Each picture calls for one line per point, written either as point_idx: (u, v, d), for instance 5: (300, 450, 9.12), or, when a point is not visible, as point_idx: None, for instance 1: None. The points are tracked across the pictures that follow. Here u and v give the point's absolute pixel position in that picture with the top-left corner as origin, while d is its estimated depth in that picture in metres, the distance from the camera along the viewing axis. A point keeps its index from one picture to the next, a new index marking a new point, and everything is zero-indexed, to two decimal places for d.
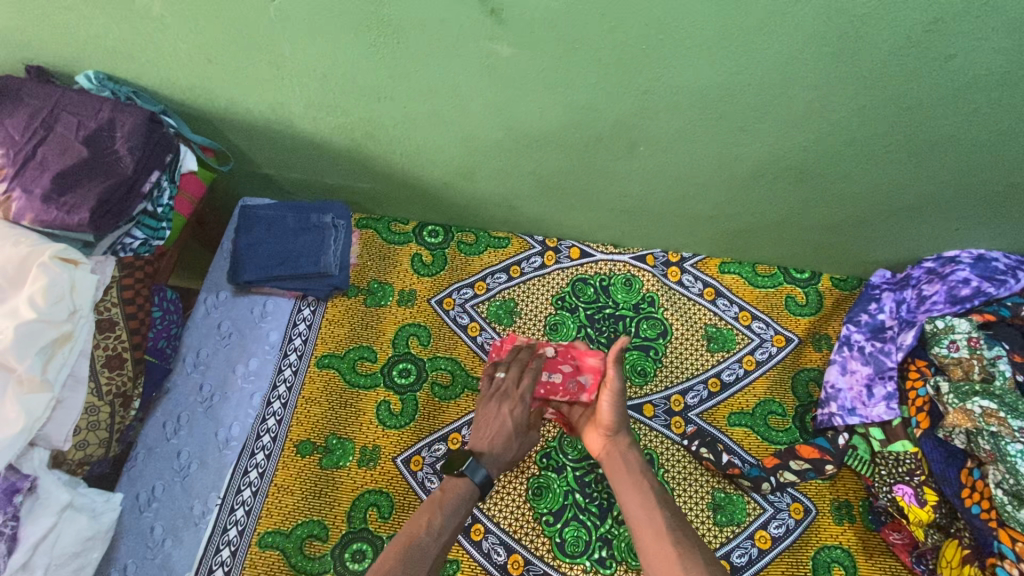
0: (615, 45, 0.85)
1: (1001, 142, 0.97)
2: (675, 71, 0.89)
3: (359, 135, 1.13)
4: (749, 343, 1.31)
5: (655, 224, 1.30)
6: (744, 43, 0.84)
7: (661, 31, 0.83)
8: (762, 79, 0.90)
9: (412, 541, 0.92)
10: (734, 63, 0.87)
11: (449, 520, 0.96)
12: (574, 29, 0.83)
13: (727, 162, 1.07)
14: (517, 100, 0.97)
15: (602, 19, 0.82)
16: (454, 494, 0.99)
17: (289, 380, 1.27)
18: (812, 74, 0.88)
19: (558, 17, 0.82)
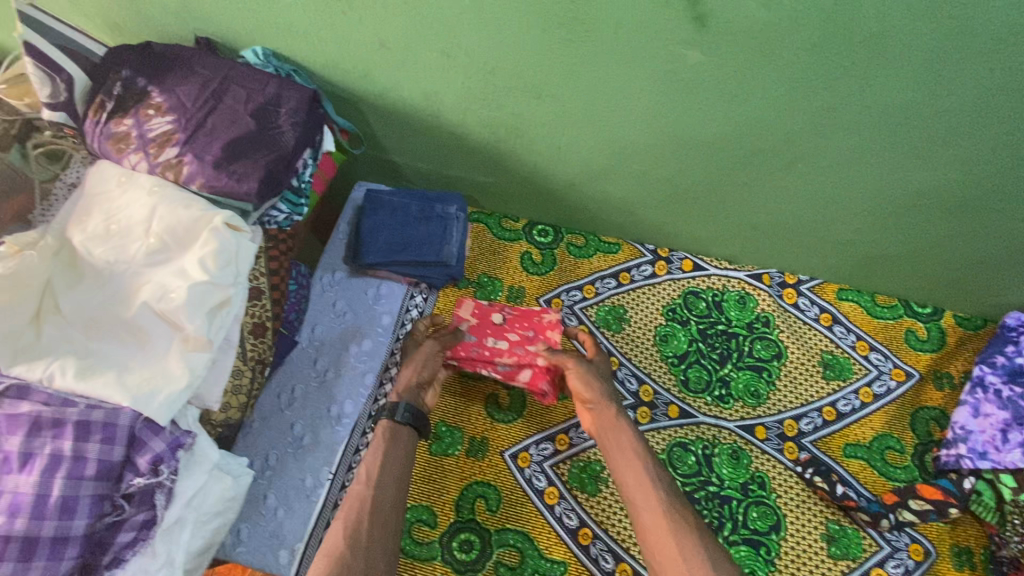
0: (818, 57, 0.83)
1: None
2: (869, 88, 0.87)
3: (504, 130, 1.14)
4: (867, 374, 1.28)
5: (780, 244, 1.28)
6: (954, 66, 0.81)
7: (869, 49, 0.81)
8: (956, 106, 0.87)
9: (351, 495, 0.97)
10: (932, 87, 0.85)
11: (389, 469, 1.01)
12: (777, 41, 0.81)
13: (883, 188, 1.05)
14: (687, 110, 0.96)
15: (811, 34, 0.80)
16: (383, 447, 1.04)
17: (401, 364, 1.28)
18: (1011, 106, 0.86)
19: (769, 27, 0.79)
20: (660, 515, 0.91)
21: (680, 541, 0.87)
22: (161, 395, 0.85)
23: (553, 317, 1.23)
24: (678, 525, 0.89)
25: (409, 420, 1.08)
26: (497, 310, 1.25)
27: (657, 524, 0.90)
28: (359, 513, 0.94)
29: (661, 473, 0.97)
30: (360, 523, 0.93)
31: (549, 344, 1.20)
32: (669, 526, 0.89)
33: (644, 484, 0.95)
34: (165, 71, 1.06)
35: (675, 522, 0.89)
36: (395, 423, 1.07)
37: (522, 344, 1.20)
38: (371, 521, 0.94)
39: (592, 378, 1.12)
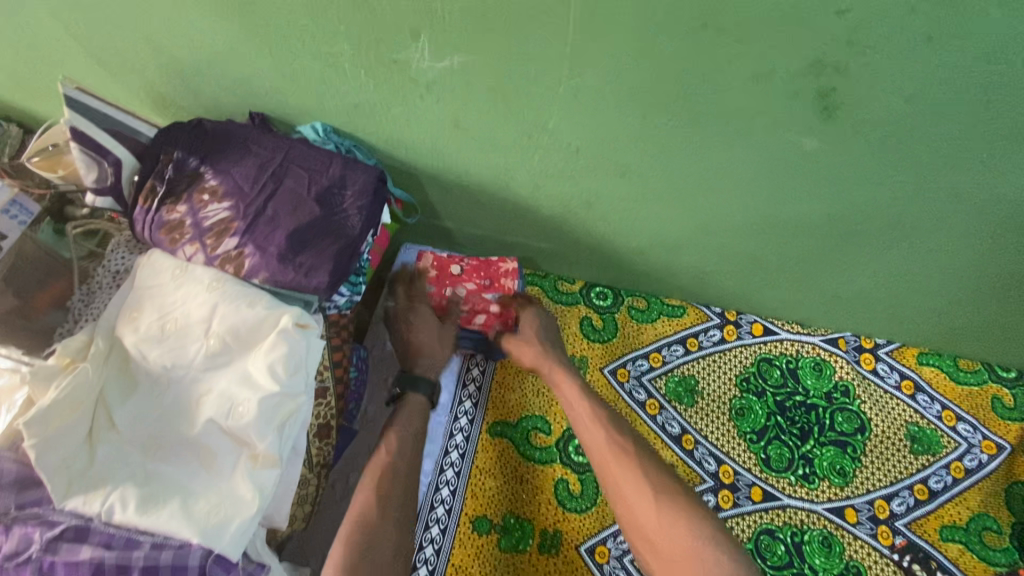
0: (953, 150, 0.77)
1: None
2: (1001, 178, 0.80)
3: (576, 203, 1.07)
4: (957, 448, 1.21)
5: (861, 312, 1.21)
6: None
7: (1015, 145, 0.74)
8: None
9: (382, 468, 0.99)
10: None
11: (406, 437, 1.04)
12: (909, 131, 0.74)
13: (991, 267, 0.99)
14: (790, 191, 0.90)
15: (949, 125, 0.73)
16: (404, 417, 1.07)
17: (461, 446, 1.20)
18: None
19: (900, 119, 0.73)
20: (609, 455, 0.96)
21: (626, 475, 0.93)
22: (232, 526, 0.77)
23: (511, 267, 1.22)
24: (624, 462, 0.95)
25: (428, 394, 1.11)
26: (454, 261, 1.23)
27: (607, 463, 0.96)
28: (389, 486, 0.97)
29: (607, 415, 1.03)
30: (390, 496, 0.96)
31: (503, 293, 1.22)
32: (616, 465, 0.95)
33: (591, 427, 1.01)
34: (218, 152, 0.99)
35: (623, 462, 0.95)
36: (414, 395, 1.09)
37: (478, 294, 1.22)
38: (402, 494, 0.98)
39: (528, 337, 1.17)
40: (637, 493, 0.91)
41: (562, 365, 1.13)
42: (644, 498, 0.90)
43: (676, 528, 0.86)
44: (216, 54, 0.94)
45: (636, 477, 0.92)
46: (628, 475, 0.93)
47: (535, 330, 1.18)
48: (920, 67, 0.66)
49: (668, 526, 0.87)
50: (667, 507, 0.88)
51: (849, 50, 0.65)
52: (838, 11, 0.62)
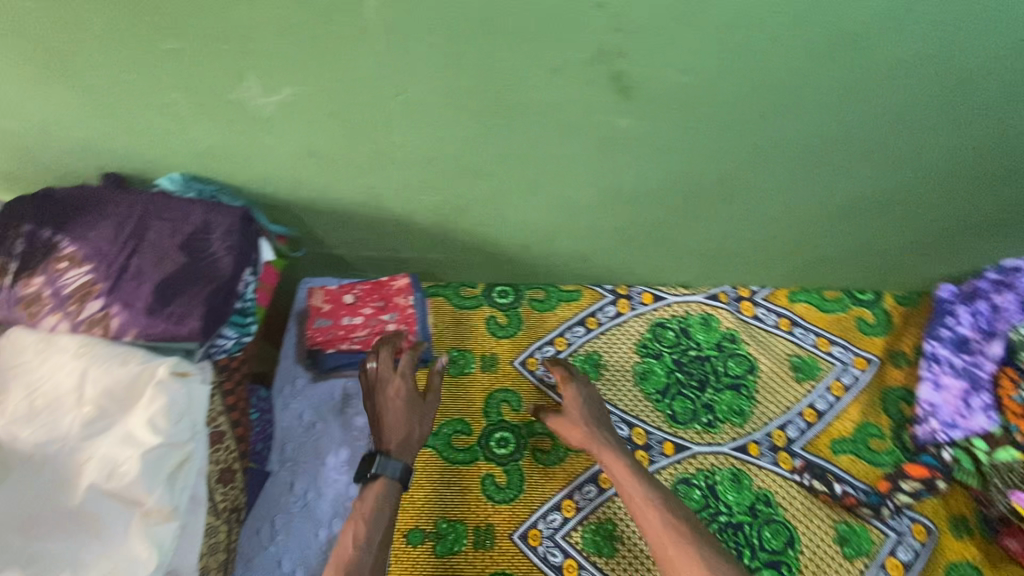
0: (734, 106, 0.89)
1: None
2: (782, 122, 0.94)
3: (448, 210, 1.13)
4: (834, 369, 1.34)
5: (730, 264, 1.33)
6: (850, 91, 0.90)
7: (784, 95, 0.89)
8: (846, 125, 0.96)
9: (345, 561, 0.93)
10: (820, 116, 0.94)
11: (376, 523, 0.98)
12: (695, 95, 0.86)
13: (814, 202, 1.12)
14: (626, 165, 0.98)
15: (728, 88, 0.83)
16: (369, 501, 1.00)
17: None
18: (893, 117, 0.95)
19: (683, 90, 0.84)
20: (663, 538, 0.97)
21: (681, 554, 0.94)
22: None
23: (403, 283, 1.27)
24: (681, 546, 0.95)
25: (398, 476, 1.03)
26: (348, 290, 1.27)
27: (662, 548, 0.96)
28: None
29: (659, 492, 1.03)
30: None
31: (400, 310, 1.24)
32: (672, 549, 0.95)
33: (645, 508, 1.01)
34: (70, 219, 0.97)
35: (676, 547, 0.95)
36: (388, 483, 1.02)
37: (375, 317, 1.24)
38: None
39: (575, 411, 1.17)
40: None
41: (610, 442, 1.12)
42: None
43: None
44: (50, 121, 0.93)
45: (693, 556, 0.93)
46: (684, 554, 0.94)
47: (574, 412, 1.17)
48: (683, 42, 0.78)
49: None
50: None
51: (619, 37, 0.75)
52: (597, 4, 0.72)
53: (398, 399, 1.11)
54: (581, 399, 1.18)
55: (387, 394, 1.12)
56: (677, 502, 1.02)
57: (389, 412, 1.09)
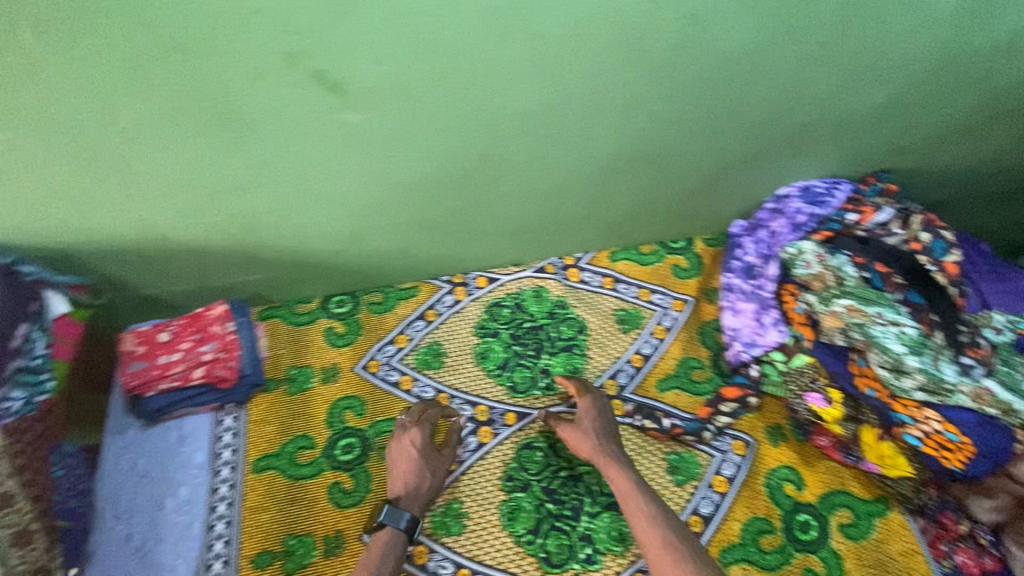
0: (456, 86, 0.90)
1: (793, 87, 1.08)
2: (513, 96, 0.95)
3: (238, 230, 1.13)
4: (655, 314, 1.45)
5: (546, 236, 1.40)
6: (567, 60, 0.91)
7: (487, 71, 0.89)
8: (582, 90, 0.98)
9: None
10: (551, 86, 0.95)
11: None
12: (409, 83, 0.87)
13: (589, 166, 1.16)
14: (383, 158, 1.01)
15: (434, 71, 0.87)
16: (375, 551, 1.05)
17: (227, 497, 1.20)
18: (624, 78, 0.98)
19: (393, 79, 0.86)
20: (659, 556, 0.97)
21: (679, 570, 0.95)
22: None
23: (219, 310, 1.27)
24: (674, 567, 0.95)
25: (408, 525, 1.08)
26: (164, 327, 1.25)
27: (657, 564, 0.97)
28: None
29: (660, 509, 1.04)
30: None
31: (218, 338, 1.24)
32: (666, 569, 0.96)
33: (646, 527, 1.02)
34: None
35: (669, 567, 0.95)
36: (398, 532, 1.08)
37: (193, 349, 1.23)
38: None
39: (591, 422, 1.20)
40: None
41: (616, 455, 1.14)
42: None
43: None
44: None
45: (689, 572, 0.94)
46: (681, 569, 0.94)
47: (586, 424, 1.19)
48: (362, 33, 0.78)
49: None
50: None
51: (299, 37, 0.77)
52: (254, 11, 0.74)
53: (413, 452, 1.16)
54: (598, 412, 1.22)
55: (402, 446, 1.17)
56: (675, 522, 1.02)
57: (403, 463, 1.15)
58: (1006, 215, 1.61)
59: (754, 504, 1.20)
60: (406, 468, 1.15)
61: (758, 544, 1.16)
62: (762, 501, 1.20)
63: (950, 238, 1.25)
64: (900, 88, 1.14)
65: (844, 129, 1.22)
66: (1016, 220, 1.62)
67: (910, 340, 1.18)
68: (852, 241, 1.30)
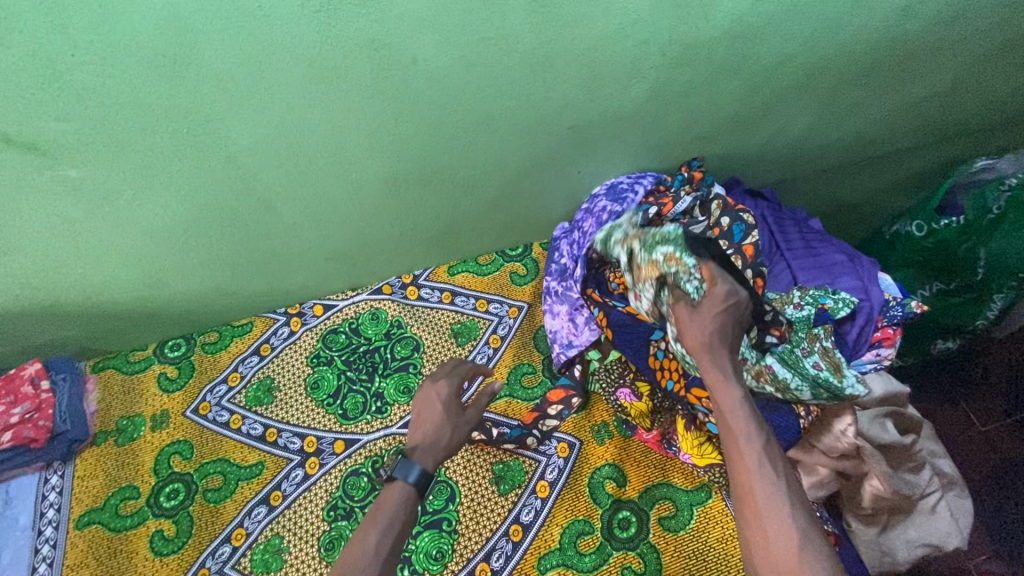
0: (163, 129, 0.92)
1: (532, 92, 1.08)
2: (234, 132, 0.97)
3: (23, 290, 1.15)
4: (491, 323, 1.45)
5: (368, 259, 1.41)
6: (269, 94, 0.93)
7: (184, 115, 0.91)
8: (306, 118, 0.99)
9: (345, 566, 0.86)
10: (268, 121, 0.97)
11: (388, 530, 0.90)
12: (111, 135, 0.90)
13: (367, 189, 1.18)
14: (136, 207, 1.04)
15: (128, 120, 0.89)
16: (388, 504, 0.93)
17: (49, 556, 1.18)
18: (345, 103, 0.98)
19: (89, 132, 0.89)
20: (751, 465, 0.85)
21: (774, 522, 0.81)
22: None
23: (34, 369, 1.29)
24: (771, 504, 0.82)
25: (420, 480, 0.95)
26: None
27: (752, 502, 0.83)
28: None
29: (768, 439, 0.87)
30: None
31: (30, 397, 1.25)
32: (761, 506, 0.82)
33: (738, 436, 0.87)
34: None
35: (758, 483, 0.83)
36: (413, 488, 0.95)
37: (4, 412, 1.24)
38: None
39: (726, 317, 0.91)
40: (774, 515, 0.81)
41: (729, 364, 0.92)
42: (772, 526, 0.80)
43: (783, 562, 0.78)
44: None
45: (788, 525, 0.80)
46: (779, 522, 0.80)
47: (708, 318, 0.92)
48: (25, 95, 0.81)
49: (784, 557, 0.78)
50: (794, 541, 0.79)
51: None
52: None
53: (438, 403, 1.06)
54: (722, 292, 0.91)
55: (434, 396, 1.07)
56: (773, 434, 0.89)
57: (426, 413, 1.05)
58: (851, 183, 1.60)
59: (575, 506, 1.20)
60: (430, 418, 1.05)
61: (576, 547, 1.16)
62: (584, 503, 1.20)
63: (747, 221, 1.26)
64: (653, 80, 1.14)
65: (617, 122, 1.21)
66: (862, 186, 1.62)
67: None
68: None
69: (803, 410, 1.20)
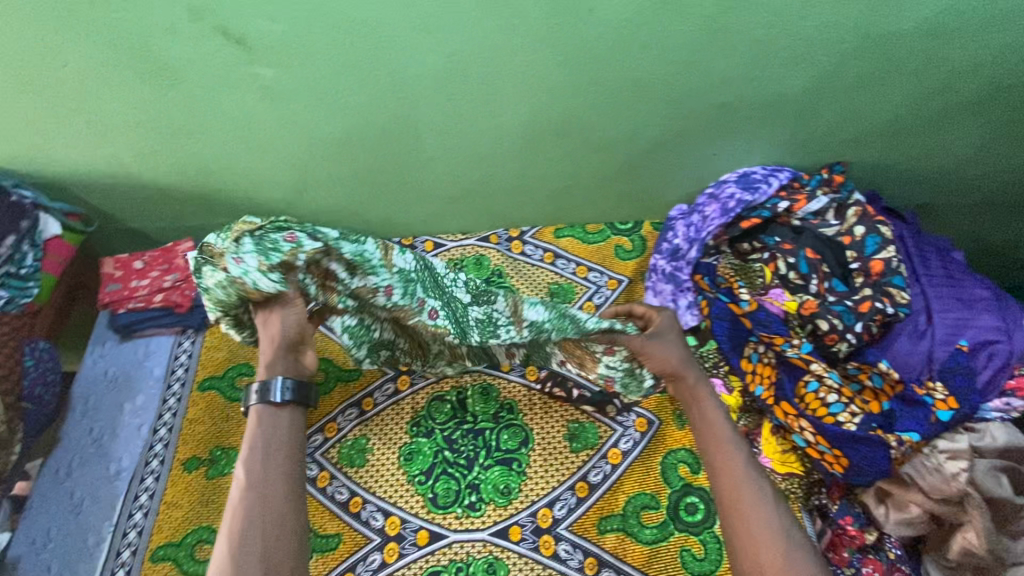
0: (351, 44, 1.01)
1: (694, 57, 1.09)
2: (408, 56, 1.05)
3: (193, 172, 1.28)
4: (587, 291, 1.47)
5: (484, 204, 1.47)
6: (449, 23, 1.00)
7: (373, 32, 1.00)
8: (478, 51, 1.05)
9: (237, 501, 0.89)
10: (444, 48, 1.04)
11: (258, 462, 0.93)
12: (308, 40, 1.00)
13: (507, 132, 1.22)
14: (306, 112, 1.14)
15: (328, 30, 0.99)
16: (259, 430, 0.97)
17: (174, 407, 1.37)
18: (514, 43, 1.05)
19: (291, 34, 0.99)
20: (721, 455, 0.98)
21: (752, 508, 0.91)
22: None
23: (187, 246, 1.43)
24: (747, 491, 0.93)
25: (290, 395, 0.99)
26: (139, 257, 1.43)
27: (728, 492, 0.94)
28: (255, 518, 0.87)
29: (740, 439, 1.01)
30: (255, 526, 0.86)
31: (181, 270, 1.41)
32: (739, 493, 0.93)
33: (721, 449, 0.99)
34: None
35: (736, 477, 0.95)
36: (277, 405, 0.99)
37: (160, 278, 1.40)
38: (262, 524, 0.86)
39: (671, 344, 1.16)
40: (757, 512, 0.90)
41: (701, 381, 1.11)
42: (749, 511, 0.91)
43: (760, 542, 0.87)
44: None
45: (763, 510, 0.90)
46: (754, 504, 0.91)
47: (666, 342, 1.16)
48: None
49: (754, 523, 0.89)
50: (763, 511, 0.90)
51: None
52: None
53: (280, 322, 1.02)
54: (673, 341, 1.16)
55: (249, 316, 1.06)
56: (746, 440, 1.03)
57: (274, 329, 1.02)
58: (1008, 224, 1.46)
59: (645, 480, 1.21)
60: (275, 329, 1.02)
61: (639, 519, 1.17)
62: (654, 480, 1.21)
63: (884, 234, 1.21)
64: (821, 68, 1.11)
65: (765, 107, 1.19)
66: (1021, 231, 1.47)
67: (425, 278, 1.15)
68: (784, 230, 1.29)
69: (896, 440, 1.06)
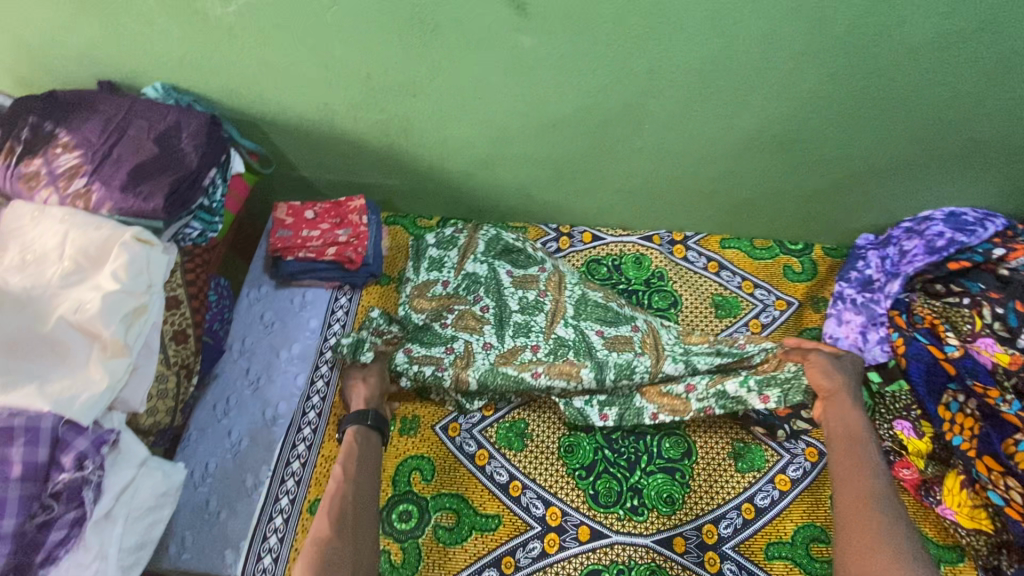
0: (625, 26, 0.99)
1: (970, 92, 1.06)
2: (672, 48, 1.02)
3: (393, 132, 1.26)
4: (753, 307, 1.39)
5: (661, 206, 1.41)
6: (734, 22, 0.98)
7: (656, 19, 0.98)
8: (751, 47, 1.01)
9: (331, 505, 1.02)
10: (717, 41, 1.01)
11: (349, 471, 1.07)
12: (589, 15, 0.97)
13: (728, 135, 1.19)
14: (542, 86, 1.12)
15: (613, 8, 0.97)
16: (355, 450, 1.11)
17: (330, 360, 1.36)
18: (789, 45, 1.01)
19: (572, 7, 0.96)
20: (855, 478, 1.01)
21: (873, 531, 0.93)
22: (81, 398, 0.92)
23: (359, 203, 1.40)
24: (874, 517, 0.94)
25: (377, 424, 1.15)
26: (311, 207, 1.42)
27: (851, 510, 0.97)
28: (340, 525, 0.99)
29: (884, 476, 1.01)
30: (339, 528, 0.98)
31: (353, 225, 1.38)
32: (862, 515, 0.96)
33: (863, 478, 1.01)
34: (68, 113, 1.13)
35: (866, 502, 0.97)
36: (366, 429, 1.14)
37: (330, 230, 1.38)
38: (356, 525, 1.00)
39: (832, 370, 1.18)
40: (885, 539, 0.91)
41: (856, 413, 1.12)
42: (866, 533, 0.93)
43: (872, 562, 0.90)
44: (62, 40, 1.13)
45: (885, 537, 0.92)
46: (877, 527, 0.93)
47: (828, 366, 1.18)
48: None
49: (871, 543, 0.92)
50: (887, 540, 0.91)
51: None
52: None
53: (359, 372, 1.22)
54: (854, 372, 1.18)
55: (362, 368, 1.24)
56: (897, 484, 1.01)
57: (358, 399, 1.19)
58: None
59: (815, 512, 1.18)
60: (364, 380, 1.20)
61: (808, 550, 1.14)
62: (824, 513, 1.18)
63: None
64: None
65: (1001, 146, 1.16)
66: None
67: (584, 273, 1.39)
68: (990, 277, 1.24)
69: None
